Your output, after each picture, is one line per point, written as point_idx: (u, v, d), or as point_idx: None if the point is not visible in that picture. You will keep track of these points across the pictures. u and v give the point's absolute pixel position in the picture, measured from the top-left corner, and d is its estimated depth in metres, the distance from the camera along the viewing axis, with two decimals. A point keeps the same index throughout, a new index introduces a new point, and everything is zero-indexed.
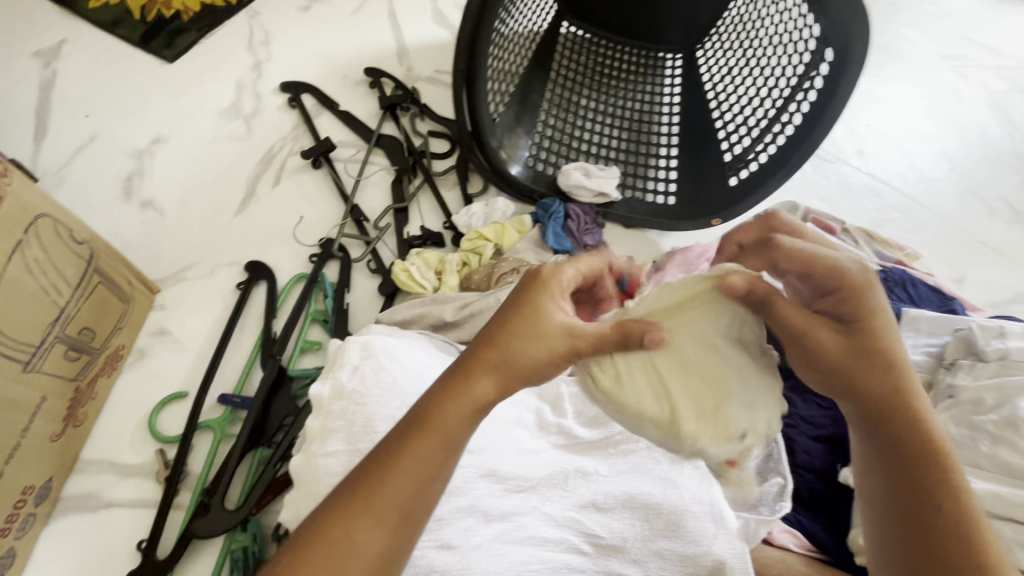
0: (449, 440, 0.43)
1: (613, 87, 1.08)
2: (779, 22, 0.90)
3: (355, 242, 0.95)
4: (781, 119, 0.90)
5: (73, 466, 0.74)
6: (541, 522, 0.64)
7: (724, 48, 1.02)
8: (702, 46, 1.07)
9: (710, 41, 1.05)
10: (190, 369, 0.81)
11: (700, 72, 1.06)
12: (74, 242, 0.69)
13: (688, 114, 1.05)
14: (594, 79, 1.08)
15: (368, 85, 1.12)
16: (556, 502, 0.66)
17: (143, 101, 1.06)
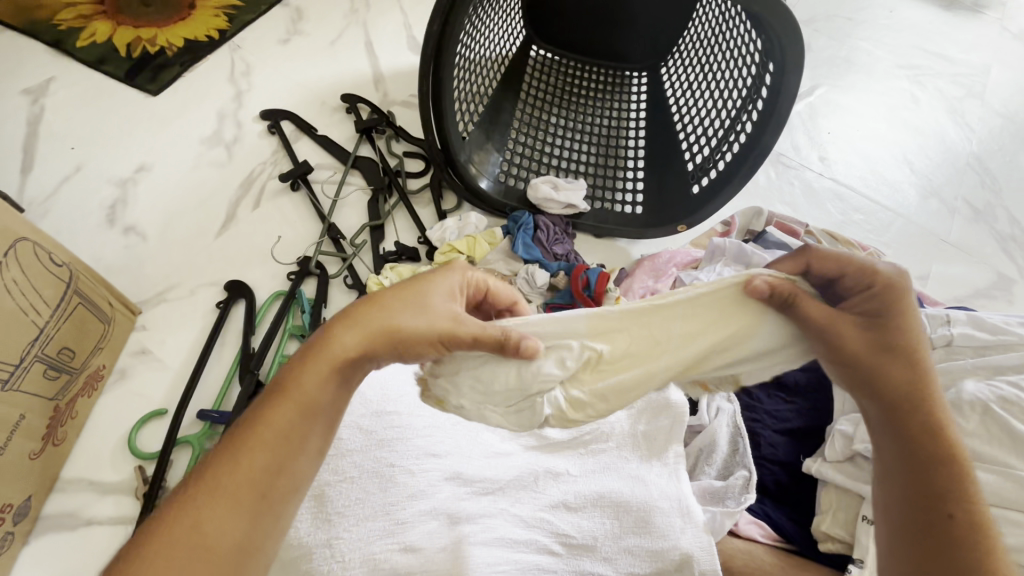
0: (273, 437, 0.47)
1: (581, 105, 1.13)
2: (729, 38, 0.95)
3: (333, 259, 0.98)
4: (736, 128, 0.94)
5: (53, 485, 0.75)
6: (509, 523, 0.65)
7: (684, 65, 1.07)
8: (665, 65, 1.12)
9: (672, 59, 1.11)
10: (170, 387, 0.83)
11: (663, 89, 1.11)
12: (54, 264, 0.72)
13: (654, 129, 1.10)
14: (563, 98, 1.13)
15: (345, 111, 1.16)
16: (524, 503, 0.67)
17: (128, 132, 1.11)
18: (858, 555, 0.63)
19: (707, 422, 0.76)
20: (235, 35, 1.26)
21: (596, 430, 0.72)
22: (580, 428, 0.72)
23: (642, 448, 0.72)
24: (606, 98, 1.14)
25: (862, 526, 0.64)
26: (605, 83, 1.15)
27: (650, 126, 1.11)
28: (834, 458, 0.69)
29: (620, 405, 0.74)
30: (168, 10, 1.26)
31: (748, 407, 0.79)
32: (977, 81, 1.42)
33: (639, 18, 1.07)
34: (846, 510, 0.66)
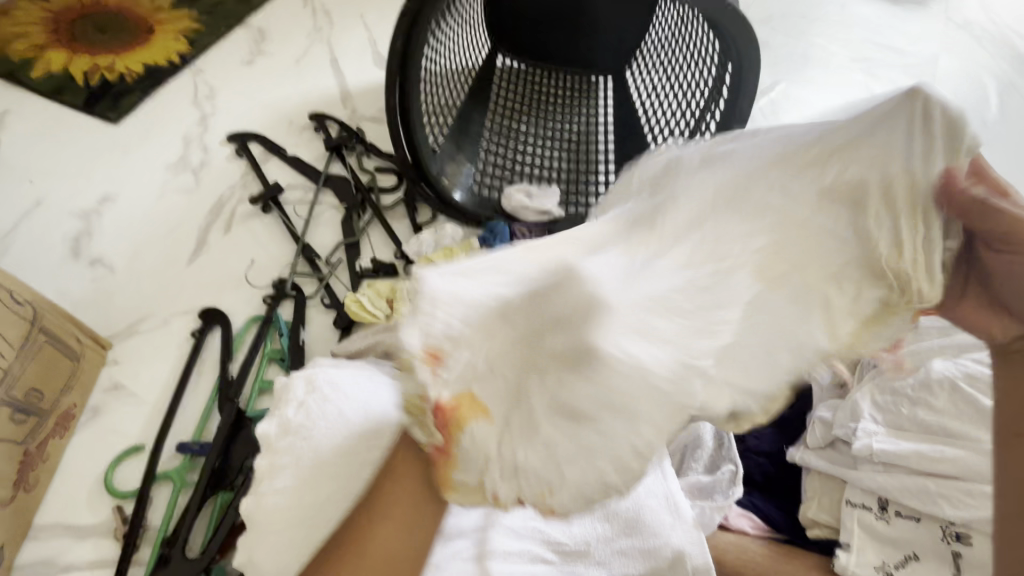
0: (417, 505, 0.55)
1: (550, 112, 1.14)
2: (690, 41, 0.98)
3: (309, 279, 0.97)
4: (701, 127, 0.96)
5: (27, 533, 0.72)
6: (501, 535, 0.64)
7: (649, 69, 1.09)
8: (630, 69, 1.14)
9: (638, 62, 1.12)
10: (146, 422, 0.81)
11: (631, 92, 1.13)
12: (14, 303, 0.70)
13: (623, 133, 1.11)
14: (533, 106, 1.14)
15: (313, 129, 1.15)
16: (517, 514, 0.66)
17: (89, 163, 1.08)
18: (844, 538, 0.63)
19: (693, 417, 0.77)
20: (197, 58, 1.24)
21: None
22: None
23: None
24: (574, 104, 1.15)
25: (846, 510, 0.65)
26: (572, 89, 1.17)
27: (619, 130, 1.12)
28: (817, 444, 0.70)
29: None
30: (125, 36, 1.24)
31: None
32: (927, 71, 1.48)
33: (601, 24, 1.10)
34: (831, 496, 0.68)
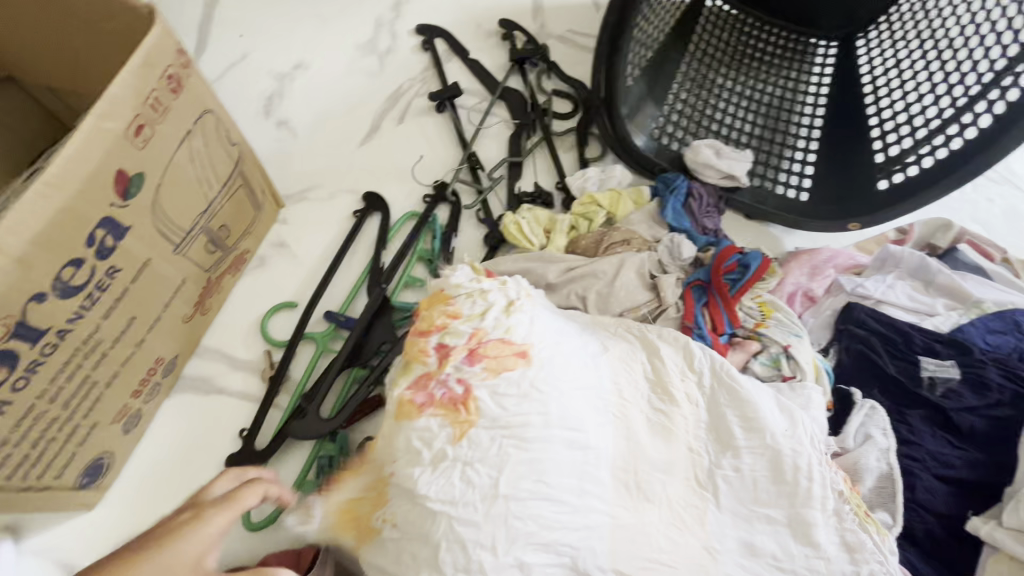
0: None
1: (756, 69, 1.10)
2: (955, 30, 0.92)
3: (468, 189, 0.96)
4: (947, 130, 0.87)
5: (193, 351, 0.79)
6: (614, 535, 0.56)
7: (891, 42, 1.02)
8: (861, 37, 1.08)
9: (875, 31, 1.06)
10: (302, 283, 0.86)
11: (857, 59, 1.07)
12: (231, 141, 0.70)
13: (834, 111, 1.05)
14: (735, 58, 1.10)
15: (500, 36, 1.12)
16: (648, 512, 0.58)
17: (289, 29, 1.11)
18: None
19: (852, 448, 0.71)
20: None
21: (747, 412, 0.65)
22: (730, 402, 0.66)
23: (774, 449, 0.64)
24: (783, 65, 1.11)
25: None
26: (786, 51, 1.12)
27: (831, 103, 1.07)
28: (1014, 525, 0.61)
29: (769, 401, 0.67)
30: None
31: (905, 441, 0.71)
32: None
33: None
34: None
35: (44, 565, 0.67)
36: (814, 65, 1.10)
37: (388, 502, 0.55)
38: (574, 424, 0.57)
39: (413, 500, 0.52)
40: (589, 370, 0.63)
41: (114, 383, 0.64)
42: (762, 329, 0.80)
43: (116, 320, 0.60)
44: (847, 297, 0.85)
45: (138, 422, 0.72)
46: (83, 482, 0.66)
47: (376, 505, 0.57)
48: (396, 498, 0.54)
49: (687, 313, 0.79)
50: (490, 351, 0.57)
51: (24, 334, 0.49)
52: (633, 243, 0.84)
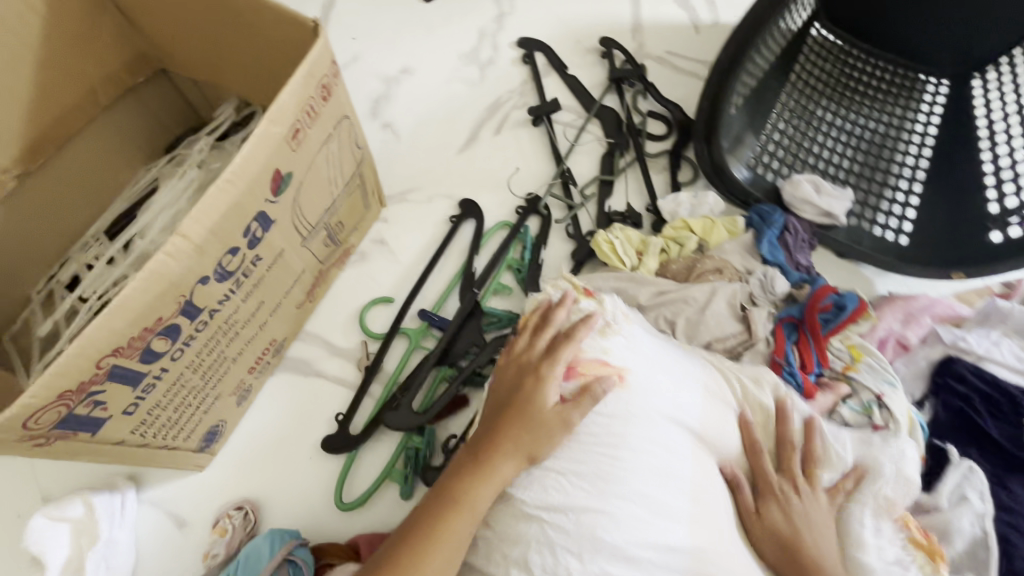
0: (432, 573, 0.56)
1: (859, 103, 1.07)
2: None
3: (559, 204, 0.98)
4: None
5: (298, 334, 0.85)
6: (684, 561, 0.58)
7: (1012, 85, 0.97)
8: (977, 77, 1.03)
9: (994, 72, 1.01)
10: (399, 280, 0.91)
11: (971, 100, 1.02)
12: (357, 145, 0.75)
13: (941, 153, 1.01)
14: (838, 89, 1.07)
15: (599, 54, 1.14)
16: (713, 538, 0.60)
17: (397, 33, 1.16)
18: None
19: (946, 507, 0.69)
20: None
21: (826, 450, 0.69)
22: (811, 441, 0.68)
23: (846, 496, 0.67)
24: (888, 101, 1.07)
25: None
26: (892, 86, 1.08)
27: (938, 144, 1.03)
28: None
29: (851, 448, 0.70)
30: None
31: (1004, 508, 0.69)
32: None
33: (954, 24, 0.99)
34: None
35: (160, 516, 0.74)
36: (922, 103, 1.06)
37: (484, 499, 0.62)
38: (661, 450, 0.61)
39: (517, 500, 0.60)
40: (686, 396, 0.66)
41: (239, 358, 0.69)
42: (852, 373, 0.78)
43: (251, 303, 0.65)
44: (945, 349, 0.82)
45: (249, 395, 0.78)
46: (201, 446, 0.72)
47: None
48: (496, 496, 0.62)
49: (777, 348, 0.79)
50: (586, 368, 0.63)
51: (188, 311, 0.55)
52: (725, 272, 0.85)
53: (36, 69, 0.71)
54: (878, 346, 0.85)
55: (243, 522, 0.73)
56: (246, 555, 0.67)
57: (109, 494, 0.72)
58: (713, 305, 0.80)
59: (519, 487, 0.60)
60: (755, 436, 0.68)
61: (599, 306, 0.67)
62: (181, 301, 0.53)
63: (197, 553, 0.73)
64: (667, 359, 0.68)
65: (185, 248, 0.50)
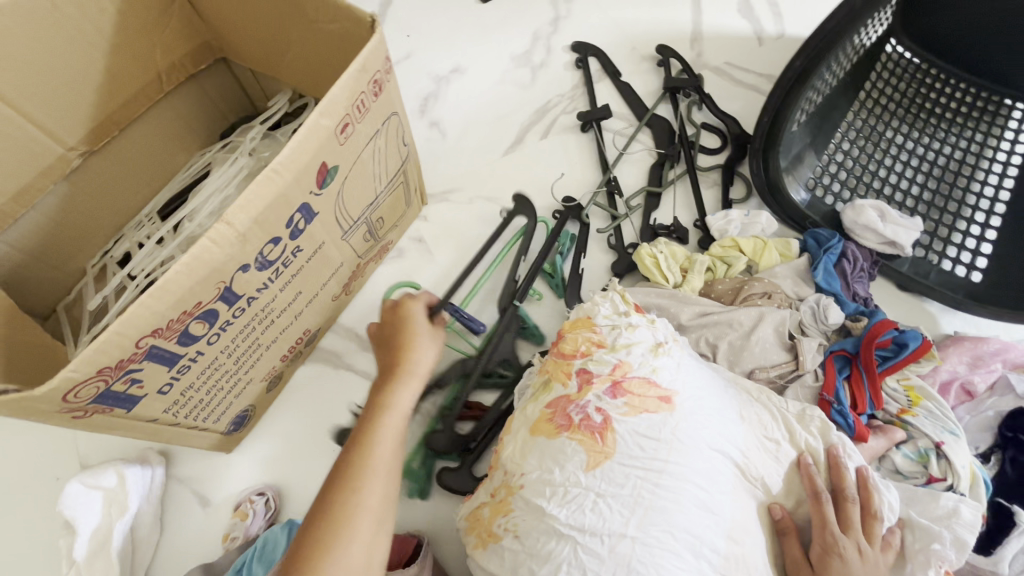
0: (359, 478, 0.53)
1: (933, 126, 1.00)
2: None
3: (603, 213, 0.96)
4: None
5: (332, 325, 0.85)
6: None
7: None
8: None
9: None
10: (434, 279, 0.90)
11: None
12: (404, 142, 0.75)
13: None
14: (911, 110, 1.01)
15: (655, 62, 1.11)
16: None
17: (451, 32, 1.16)
18: None
19: (1007, 574, 0.63)
20: None
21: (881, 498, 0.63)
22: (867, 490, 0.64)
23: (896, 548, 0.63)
24: (967, 126, 1.00)
25: None
26: (974, 111, 1.00)
27: (1020, 175, 0.95)
28: None
29: (899, 495, 0.66)
30: None
31: None
32: None
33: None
34: None
35: (186, 493, 0.76)
36: (1007, 130, 0.98)
37: (512, 511, 0.59)
38: (705, 482, 0.58)
39: (539, 518, 0.57)
40: (729, 429, 0.62)
41: (272, 347, 0.70)
42: (907, 417, 0.73)
43: (288, 292, 0.66)
44: (1018, 400, 0.75)
45: (280, 382, 0.79)
46: (230, 429, 0.73)
47: (498, 511, 0.61)
48: (521, 511, 0.59)
49: (827, 384, 0.74)
50: (637, 387, 0.61)
51: (227, 298, 0.55)
52: (774, 297, 0.80)
53: (106, 53, 0.74)
54: (940, 390, 0.79)
55: (264, 508, 0.73)
56: (263, 543, 0.67)
57: (141, 468, 0.74)
58: (759, 332, 0.76)
59: (553, 502, 0.57)
60: (818, 484, 0.63)
61: (651, 326, 0.66)
62: (221, 288, 0.53)
63: (219, 533, 0.74)
64: (712, 386, 0.65)
65: (228, 235, 0.50)
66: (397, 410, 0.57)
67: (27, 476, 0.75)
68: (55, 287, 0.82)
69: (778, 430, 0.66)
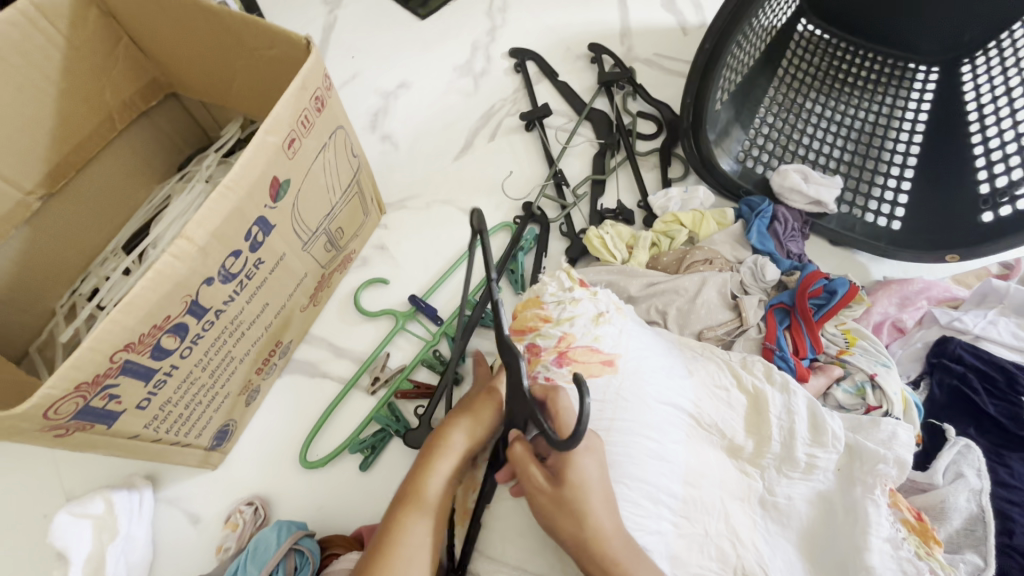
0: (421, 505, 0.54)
1: (847, 94, 1.08)
2: None
3: (552, 204, 1.01)
4: None
5: (304, 336, 0.89)
6: (677, 544, 0.60)
7: (1000, 68, 0.94)
8: (966, 63, 1.00)
9: (984, 56, 0.97)
10: (400, 282, 0.95)
11: (962, 86, 1.00)
12: (352, 154, 0.79)
13: (930, 140, 1.01)
14: (826, 82, 1.08)
15: (589, 60, 1.18)
16: (707, 522, 0.62)
17: (394, 50, 1.21)
18: None
19: (942, 486, 0.69)
20: None
21: (820, 430, 0.68)
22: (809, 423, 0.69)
23: (844, 474, 0.68)
24: (877, 92, 1.07)
25: None
26: (881, 76, 1.08)
27: (929, 131, 1.02)
28: None
29: (841, 424, 0.70)
30: None
31: (1004, 486, 0.69)
32: None
33: (939, 10, 0.97)
34: None
35: (175, 512, 0.78)
36: (913, 91, 1.05)
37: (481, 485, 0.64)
38: (655, 434, 0.62)
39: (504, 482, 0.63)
40: (675, 382, 0.68)
41: (245, 360, 0.73)
42: (846, 356, 0.79)
43: (254, 305, 0.69)
44: (941, 330, 0.82)
45: (257, 395, 0.82)
46: (212, 444, 0.76)
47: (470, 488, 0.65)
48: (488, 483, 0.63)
49: (769, 334, 0.80)
50: (582, 356, 0.66)
51: (195, 311, 0.59)
52: (715, 263, 0.86)
53: (55, 98, 0.77)
54: (874, 330, 0.86)
55: (253, 516, 0.76)
56: (254, 547, 0.69)
57: (128, 493, 0.75)
58: (703, 295, 0.82)
59: None
60: (766, 424, 0.69)
61: (592, 297, 0.70)
62: (188, 301, 0.57)
63: (211, 546, 0.76)
64: (659, 349, 0.71)
65: (189, 250, 0.54)
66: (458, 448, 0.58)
67: (13, 516, 0.76)
68: (25, 330, 0.84)
69: (726, 379, 0.72)
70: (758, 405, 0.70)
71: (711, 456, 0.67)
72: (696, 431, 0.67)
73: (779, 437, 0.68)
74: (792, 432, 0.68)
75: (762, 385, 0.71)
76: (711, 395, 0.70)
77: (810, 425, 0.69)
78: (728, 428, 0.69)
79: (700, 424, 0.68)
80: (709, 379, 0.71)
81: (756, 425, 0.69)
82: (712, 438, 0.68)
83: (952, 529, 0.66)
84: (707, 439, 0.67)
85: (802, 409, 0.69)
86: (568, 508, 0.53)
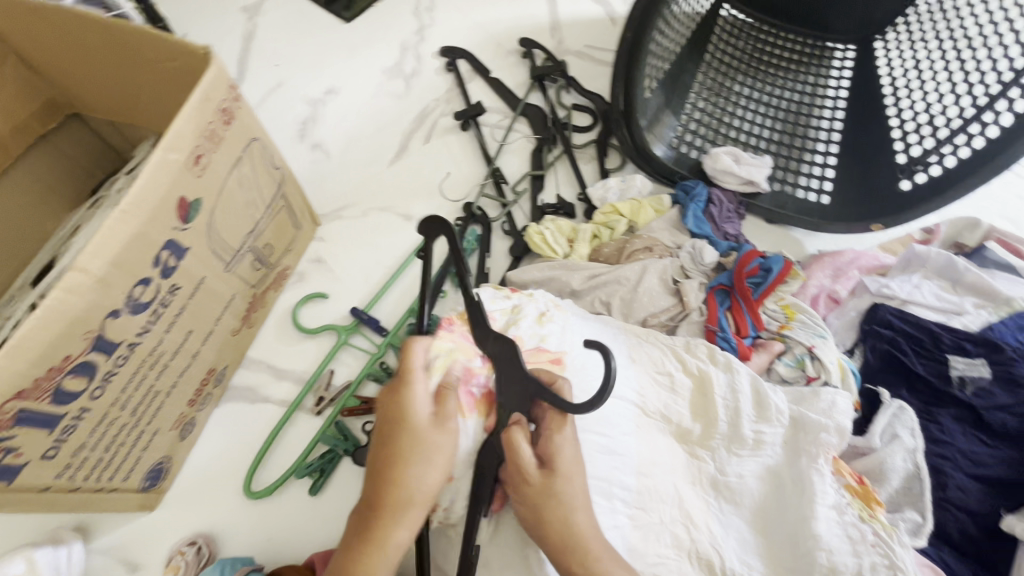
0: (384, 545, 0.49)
1: (771, 74, 1.10)
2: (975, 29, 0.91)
3: (492, 203, 1.00)
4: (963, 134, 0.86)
5: (241, 361, 0.85)
6: (633, 536, 0.60)
7: (906, 44, 1.01)
8: (879, 39, 1.06)
9: (893, 33, 1.04)
10: (341, 296, 0.91)
11: (875, 61, 1.06)
12: (274, 166, 0.75)
13: (852, 114, 1.05)
14: (751, 63, 1.11)
15: (521, 55, 1.17)
16: (662, 511, 0.62)
17: (320, 56, 1.17)
18: None
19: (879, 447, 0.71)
20: None
21: (764, 405, 0.70)
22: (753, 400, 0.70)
23: (790, 446, 0.69)
24: (799, 71, 1.10)
25: None
26: (803, 55, 1.11)
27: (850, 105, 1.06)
28: None
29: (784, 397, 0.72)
30: None
31: (937, 441, 0.72)
32: None
33: None
34: None
35: (110, 562, 0.73)
36: (832, 69, 1.10)
37: None
38: (604, 426, 0.62)
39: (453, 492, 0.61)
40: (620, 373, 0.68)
41: (173, 392, 0.69)
42: (787, 331, 0.81)
43: (176, 334, 0.65)
44: (872, 297, 0.85)
45: (193, 428, 0.77)
46: (144, 485, 0.71)
47: None
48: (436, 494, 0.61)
49: (711, 316, 0.81)
50: (530, 357, 0.64)
51: (102, 347, 0.54)
52: (655, 249, 0.87)
53: None
54: (811, 303, 0.88)
55: (196, 557, 0.71)
56: None
57: (53, 547, 0.70)
58: (645, 283, 0.82)
59: None
60: (711, 404, 0.70)
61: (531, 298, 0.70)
62: (90, 338, 0.52)
63: None
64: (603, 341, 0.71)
65: (85, 282, 0.50)
66: (418, 491, 0.50)
67: None
68: None
69: (670, 364, 0.73)
70: (703, 387, 0.71)
71: (661, 444, 0.67)
72: (644, 420, 0.67)
73: (726, 416, 0.69)
74: (737, 410, 0.69)
75: (706, 365, 0.73)
76: (656, 382, 0.71)
77: (754, 401, 0.70)
78: (675, 413, 0.69)
79: (647, 412, 0.68)
80: (654, 366, 0.72)
81: (703, 407, 0.70)
82: (660, 425, 0.68)
83: (892, 489, 0.68)
84: (655, 426, 0.68)
85: (746, 386, 0.71)
86: (555, 498, 0.51)
